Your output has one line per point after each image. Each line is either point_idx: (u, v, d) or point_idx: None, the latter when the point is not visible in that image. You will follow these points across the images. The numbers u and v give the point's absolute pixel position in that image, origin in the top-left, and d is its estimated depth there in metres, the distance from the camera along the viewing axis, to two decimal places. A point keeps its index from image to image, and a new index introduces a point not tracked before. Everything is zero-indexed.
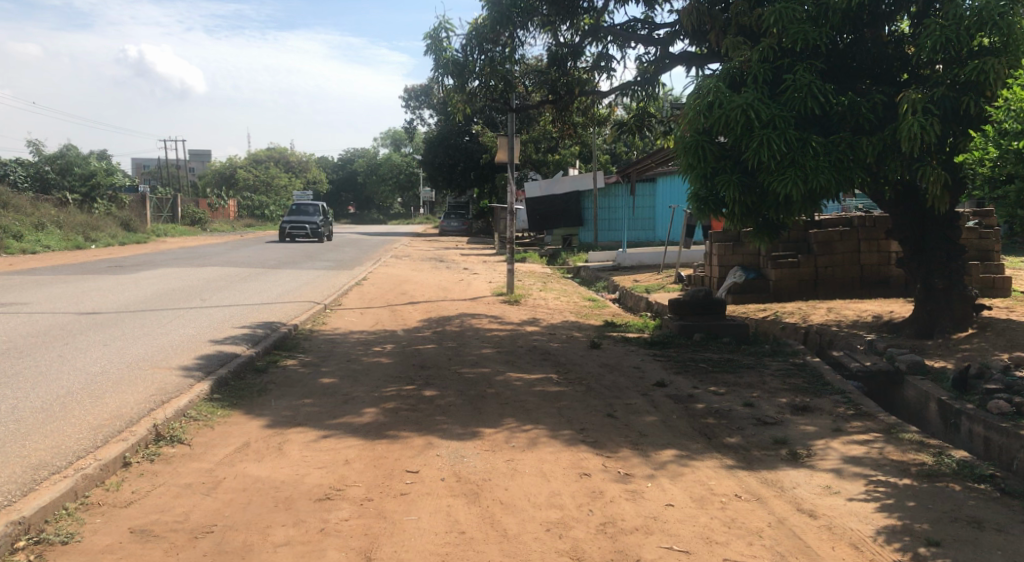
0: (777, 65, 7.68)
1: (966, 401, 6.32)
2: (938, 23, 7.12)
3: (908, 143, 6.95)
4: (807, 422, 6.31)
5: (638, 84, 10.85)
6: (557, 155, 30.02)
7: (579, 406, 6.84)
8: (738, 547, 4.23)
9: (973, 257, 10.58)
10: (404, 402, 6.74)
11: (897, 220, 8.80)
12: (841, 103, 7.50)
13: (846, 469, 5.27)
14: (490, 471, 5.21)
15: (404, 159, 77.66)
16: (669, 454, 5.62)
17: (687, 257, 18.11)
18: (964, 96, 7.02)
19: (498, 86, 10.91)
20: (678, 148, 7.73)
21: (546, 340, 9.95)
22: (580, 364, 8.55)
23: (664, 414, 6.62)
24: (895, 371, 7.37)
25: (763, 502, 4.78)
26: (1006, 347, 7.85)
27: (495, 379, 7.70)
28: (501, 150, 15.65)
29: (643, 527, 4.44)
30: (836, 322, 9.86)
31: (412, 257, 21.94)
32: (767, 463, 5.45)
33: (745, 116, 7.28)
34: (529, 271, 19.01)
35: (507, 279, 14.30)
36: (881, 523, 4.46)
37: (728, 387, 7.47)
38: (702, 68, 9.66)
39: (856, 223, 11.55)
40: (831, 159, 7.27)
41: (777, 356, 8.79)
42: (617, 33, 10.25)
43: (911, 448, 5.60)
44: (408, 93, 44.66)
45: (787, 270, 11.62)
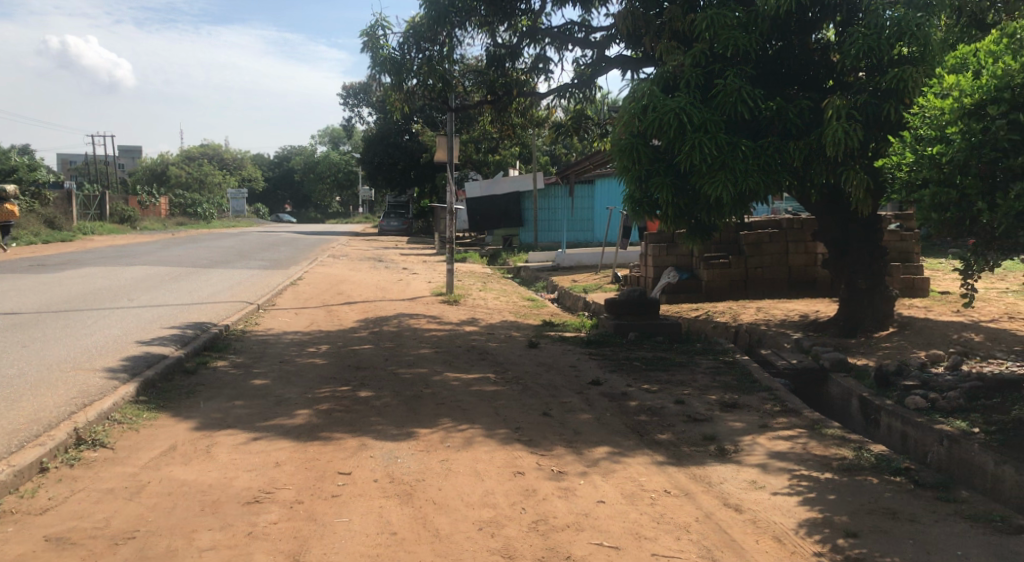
0: (710, 69, 7.84)
1: (884, 397, 6.57)
2: (861, 32, 7.35)
3: (832, 147, 7.22)
4: (735, 419, 6.48)
5: (575, 87, 11.02)
6: (498, 155, 30.09)
7: (516, 405, 6.87)
8: (666, 542, 4.31)
9: (893, 259, 10.95)
10: (338, 403, 6.68)
11: (823, 222, 9.10)
12: (770, 108, 7.72)
13: (771, 464, 5.43)
14: (424, 471, 5.21)
15: (342, 156, 76.69)
16: (603, 451, 5.70)
17: (624, 258, 18.41)
18: (884, 104, 7.25)
19: (437, 86, 10.73)
20: (614, 151, 7.91)
21: (483, 339, 9.98)
22: (517, 363, 8.60)
23: (598, 412, 6.71)
24: (819, 369, 7.63)
25: (692, 497, 4.89)
26: (923, 345, 8.17)
27: (432, 379, 7.69)
28: (441, 150, 15.64)
29: (574, 524, 4.50)
30: (765, 321, 10.16)
31: (350, 257, 21.67)
32: (696, 459, 5.58)
33: (678, 119, 7.43)
34: (470, 271, 18.99)
35: (445, 279, 14.19)
36: (803, 516, 4.60)
37: (660, 385, 7.61)
38: (637, 72, 9.82)
39: (785, 225, 11.84)
40: (759, 163, 7.50)
41: (708, 354, 9.00)
42: (554, 36, 10.35)
43: (832, 443, 5.78)
44: (346, 91, 44.16)
45: (720, 271, 11.87)
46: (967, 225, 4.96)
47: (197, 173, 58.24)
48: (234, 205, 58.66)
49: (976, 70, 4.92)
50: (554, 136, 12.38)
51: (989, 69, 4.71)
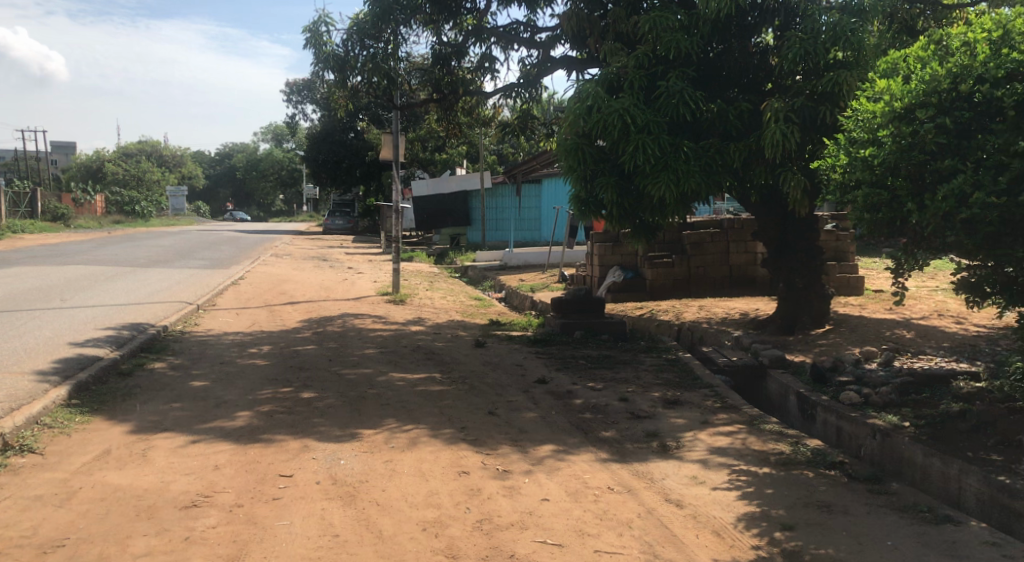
0: (653, 71, 7.95)
1: (820, 393, 6.75)
2: (797, 36, 7.52)
3: (770, 149, 7.38)
4: (677, 415, 6.58)
5: (521, 87, 11.04)
6: (445, 154, 29.99)
7: (461, 405, 6.86)
8: (609, 538, 4.35)
9: (830, 258, 11.26)
10: (280, 405, 6.58)
11: (762, 222, 9.30)
12: (711, 110, 7.86)
13: (711, 460, 5.53)
14: (367, 472, 5.16)
15: (286, 154, 75.51)
16: (547, 450, 5.73)
17: (570, 257, 18.53)
18: (820, 107, 7.43)
19: (381, 83, 10.72)
20: (560, 151, 7.95)
21: (429, 339, 9.94)
22: (463, 362, 8.59)
23: (543, 410, 6.74)
24: (759, 365, 7.80)
25: (634, 494, 4.95)
26: (858, 342, 8.42)
27: (377, 379, 7.63)
28: (387, 148, 15.53)
29: (518, 522, 4.51)
30: (707, 319, 10.34)
31: (294, 256, 21.35)
32: (639, 456, 5.65)
33: (622, 120, 7.51)
34: (417, 271, 18.87)
35: (391, 279, 14.10)
36: (741, 511, 4.70)
37: (605, 383, 7.68)
38: (582, 73, 9.89)
39: (726, 225, 12.08)
40: (701, 164, 7.62)
41: (652, 352, 9.12)
42: (500, 35, 10.36)
43: (770, 438, 5.92)
44: (288, 87, 43.44)
45: (663, 270, 12.03)
46: (896, 225, 5.11)
47: (135, 170, 56.71)
48: (173, 203, 57.29)
49: (905, 75, 5.08)
50: (500, 135, 12.41)
51: (918, 73, 4.87)
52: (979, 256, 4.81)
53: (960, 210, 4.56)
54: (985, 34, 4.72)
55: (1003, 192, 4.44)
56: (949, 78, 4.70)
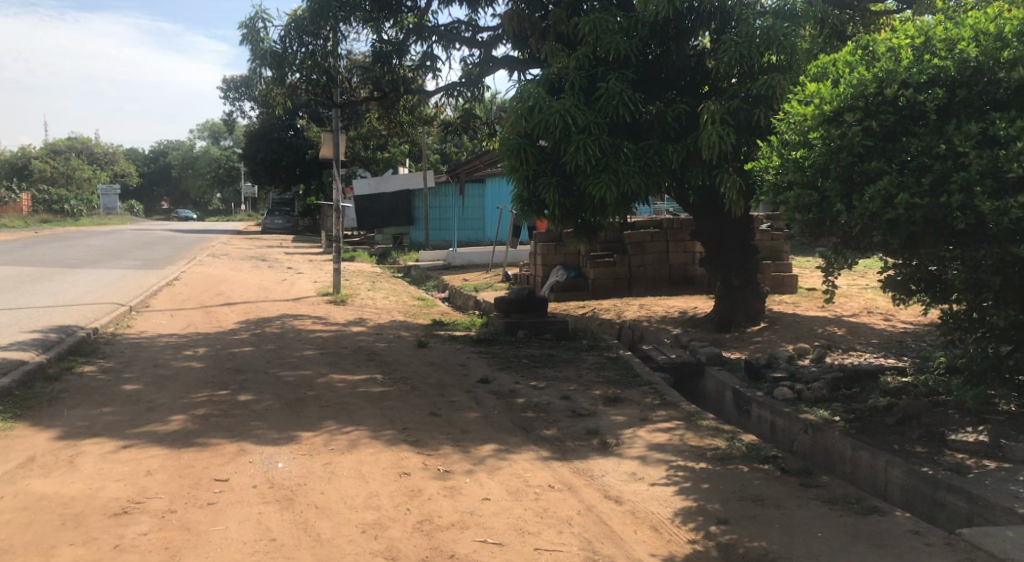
0: (593, 72, 8.02)
1: (755, 389, 6.91)
2: (733, 40, 7.68)
3: (707, 150, 7.52)
4: (617, 413, 6.66)
5: (463, 86, 11.02)
6: (387, 152, 29.75)
7: (403, 405, 6.82)
8: (549, 536, 4.37)
9: (765, 257, 11.53)
10: (216, 408, 6.44)
11: (700, 222, 9.48)
12: (650, 111, 7.97)
13: (650, 456, 5.61)
14: (306, 475, 5.09)
15: (224, 152, 73.93)
16: (489, 449, 5.74)
17: (513, 257, 18.59)
18: (755, 109, 7.60)
19: (320, 79, 10.74)
20: (502, 151, 7.97)
21: (370, 340, 9.86)
22: (405, 363, 8.54)
23: (485, 410, 6.75)
24: (697, 362, 7.95)
25: (574, 491, 4.99)
26: (791, 339, 8.64)
27: (317, 381, 7.53)
28: (327, 146, 15.34)
29: (458, 522, 4.50)
30: (648, 317, 10.48)
31: (232, 256, 20.92)
32: (580, 453, 5.70)
33: (563, 121, 7.56)
34: (359, 271, 18.68)
35: (332, 279, 13.93)
36: (679, 506, 4.78)
37: (547, 382, 7.73)
38: (523, 73, 9.93)
39: (665, 225, 12.27)
40: (640, 164, 7.73)
41: (594, 351, 9.21)
42: (441, 34, 10.33)
43: (707, 434, 6.04)
44: (225, 83, 42.52)
45: (605, 270, 12.16)
46: (827, 225, 5.26)
47: (64, 167, 54.84)
48: (104, 202, 55.55)
49: (834, 79, 5.23)
50: (442, 134, 12.38)
51: (846, 78, 5.01)
52: (904, 255, 4.98)
53: (886, 211, 4.70)
54: (909, 40, 4.88)
55: (926, 194, 4.60)
56: (875, 82, 4.85)
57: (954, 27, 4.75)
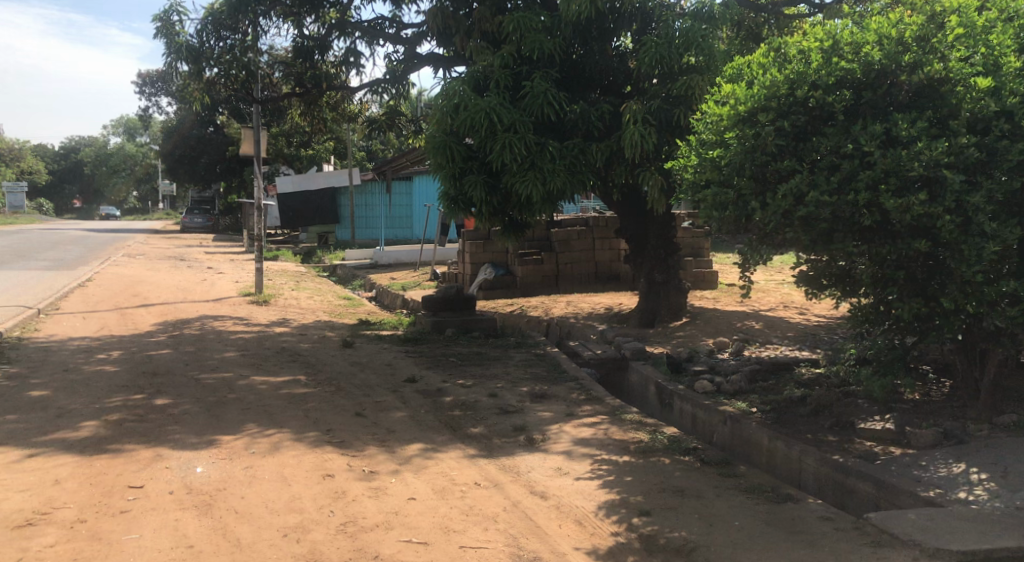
0: (517, 71, 8.05)
1: (678, 382, 7.06)
2: (654, 40, 7.82)
3: (630, 149, 7.64)
4: (544, 409, 6.71)
5: (387, 82, 10.91)
6: (311, 150, 29.24)
7: (327, 406, 6.72)
8: (474, 533, 4.37)
9: (687, 254, 11.81)
10: (130, 413, 6.22)
11: (625, 221, 9.65)
12: (574, 110, 8.05)
13: (575, 451, 5.67)
14: (225, 479, 4.97)
15: (140, 149, 71.46)
16: (415, 448, 5.70)
17: (441, 255, 18.53)
18: (675, 110, 7.76)
19: (239, 76, 10.47)
20: (427, 148, 7.93)
21: (294, 341, 9.68)
22: (330, 364, 8.42)
23: (412, 409, 6.71)
24: (621, 357, 8.09)
25: (500, 488, 5.01)
26: (712, 334, 8.86)
27: (238, 383, 7.36)
28: (248, 143, 15.00)
29: (383, 523, 4.46)
30: (574, 314, 10.59)
31: (149, 257, 20.25)
32: (506, 450, 5.72)
33: (488, 118, 7.56)
34: (282, 270, 18.32)
35: (254, 279, 13.62)
36: (603, 499, 4.84)
37: (475, 380, 7.73)
38: (448, 70, 9.89)
39: (592, 222, 12.44)
40: (565, 163, 7.81)
41: (521, 348, 9.26)
42: (365, 30, 10.21)
43: (631, 427, 6.14)
44: (141, 78, 41.08)
45: (532, 267, 12.23)
46: (743, 223, 5.41)
47: None
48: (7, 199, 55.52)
49: (749, 81, 5.37)
50: (367, 131, 12.25)
51: (759, 79, 5.16)
52: (816, 251, 5.16)
53: (798, 208, 4.86)
54: (818, 43, 5.05)
55: (835, 191, 4.77)
56: (787, 84, 5.01)
57: (858, 32, 4.93)
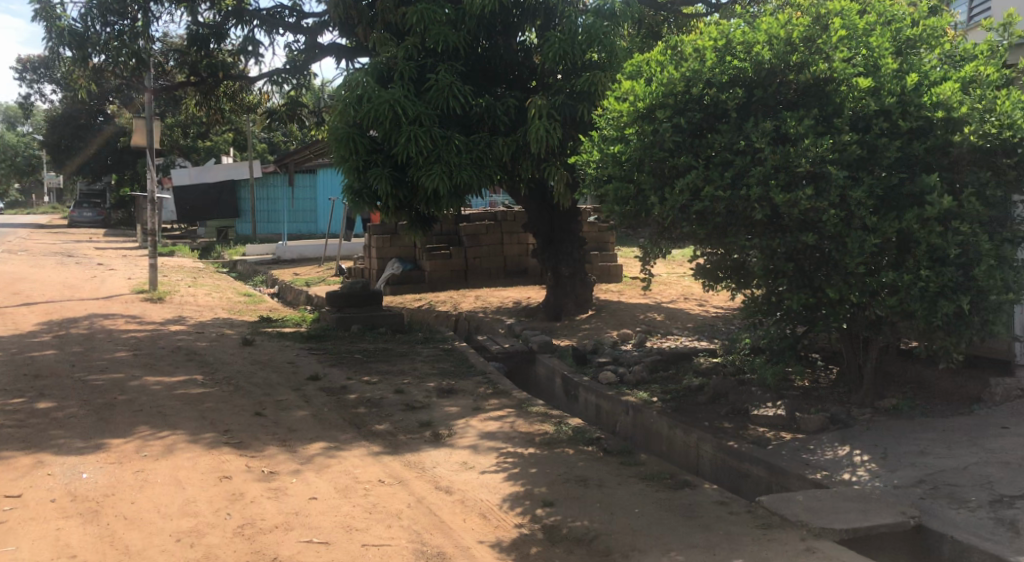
0: (421, 63, 7.97)
1: (583, 374, 7.17)
2: (557, 36, 7.87)
3: (536, 144, 7.69)
4: (451, 404, 6.69)
5: (287, 73, 10.63)
6: (210, 141, 28.25)
7: (225, 406, 6.50)
8: (377, 531, 4.31)
9: (593, 248, 11.99)
10: (9, 419, 5.86)
11: (531, 214, 9.68)
12: (479, 104, 8.03)
13: (481, 444, 5.68)
14: (114, 485, 4.74)
15: (22, 138, 67.50)
16: (317, 447, 5.59)
17: (347, 249, 18.24)
18: (579, 105, 7.84)
19: (129, 63, 9.99)
20: (330, 141, 7.77)
21: (191, 339, 9.33)
22: (229, 362, 8.16)
23: (315, 407, 6.57)
24: (528, 351, 8.15)
25: (405, 484, 4.96)
26: (616, 326, 9.02)
27: (130, 384, 7.04)
28: (140, 134, 14.37)
29: (282, 524, 4.35)
30: (482, 308, 10.60)
31: (32, 253, 19.16)
32: (411, 446, 5.67)
33: (393, 111, 7.46)
34: (179, 266, 17.65)
35: (148, 275, 13.06)
36: (508, 491, 4.86)
37: (380, 376, 7.64)
38: (351, 61, 9.72)
39: (499, 217, 12.47)
40: (471, 157, 7.79)
41: (428, 343, 9.21)
42: (263, 18, 9.92)
43: (537, 420, 6.19)
44: (22, 63, 38.76)
45: (440, 262, 12.16)
46: (643, 217, 5.52)
47: None
48: None
49: (648, 77, 5.48)
50: (267, 122, 11.92)
51: (658, 76, 5.26)
52: (712, 244, 5.31)
53: (694, 203, 4.98)
54: (712, 42, 5.19)
55: (729, 186, 4.92)
56: (683, 81, 5.14)
57: (750, 31, 5.10)
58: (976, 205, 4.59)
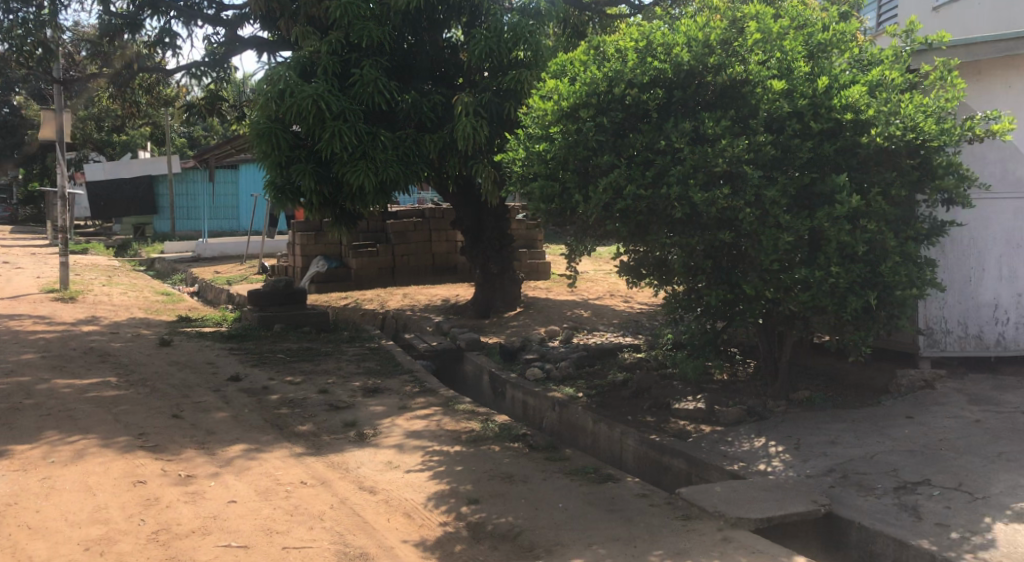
0: (345, 58, 7.85)
1: (510, 371, 7.19)
2: (483, 34, 7.87)
3: (462, 141, 7.67)
4: (376, 403, 6.62)
5: (206, 66, 10.32)
6: (125, 135, 27.27)
7: (140, 409, 6.29)
8: (298, 533, 4.23)
9: (521, 246, 12.03)
10: None
11: (460, 211, 9.62)
12: (405, 100, 7.96)
13: (406, 443, 5.64)
14: (18, 493, 4.53)
15: None
16: (237, 449, 5.46)
17: (270, 247, 17.86)
18: (506, 103, 7.85)
19: (36, 53, 9.54)
20: (251, 136, 7.59)
21: (104, 340, 8.99)
22: (145, 363, 7.89)
23: (235, 409, 6.41)
24: (456, 348, 8.13)
25: (328, 485, 4.88)
26: (543, 323, 9.08)
27: (37, 388, 6.74)
28: (49, 127, 13.76)
29: (199, 529, 4.23)
30: (409, 306, 10.53)
31: None
32: (335, 446, 5.59)
33: (316, 106, 7.33)
34: (92, 265, 16.98)
35: (58, 274, 12.52)
36: (433, 490, 4.84)
37: (304, 376, 7.50)
38: (273, 55, 9.52)
39: (427, 214, 12.39)
40: (397, 153, 7.72)
41: (354, 342, 9.09)
42: (180, 9, 9.62)
43: (463, 417, 6.18)
44: None
45: (367, 260, 12.02)
46: (568, 215, 5.56)
47: None
48: None
49: (572, 76, 5.52)
50: (185, 116, 11.58)
51: (581, 75, 5.31)
52: (635, 242, 5.39)
53: (617, 201, 5.04)
54: (634, 43, 5.26)
55: (651, 185, 5.01)
56: (605, 81, 5.19)
57: (670, 33, 5.19)
58: (882, 204, 4.79)
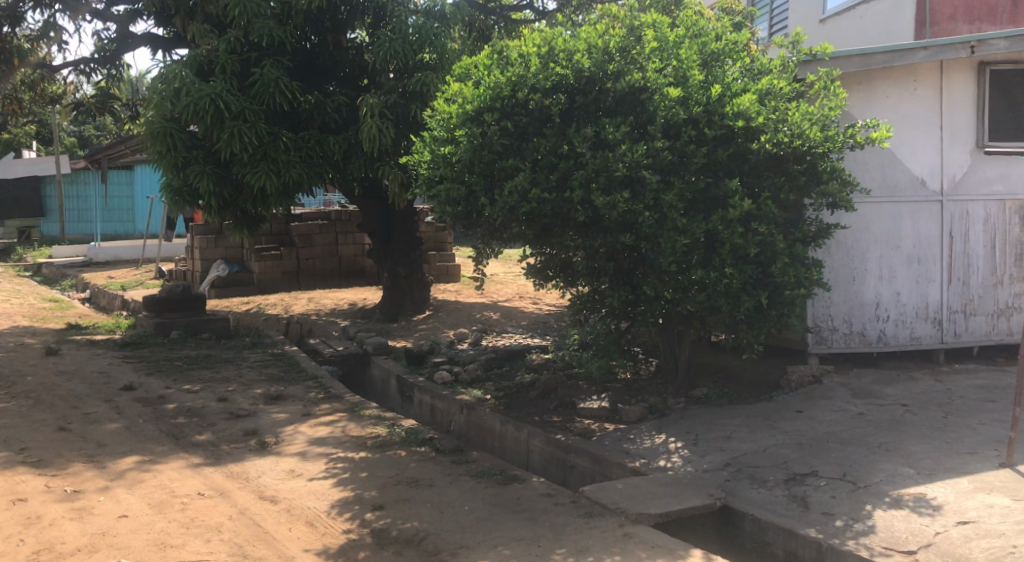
0: (245, 58, 7.65)
1: (418, 375, 7.16)
2: (387, 35, 7.80)
3: (368, 143, 7.60)
4: (279, 410, 6.47)
5: (96, 62, 9.90)
6: (8, 133, 25.78)
7: (23, 422, 5.95)
8: (194, 547, 4.09)
9: (430, 248, 11.98)
10: None
11: (366, 214, 9.51)
12: (308, 101, 7.82)
13: (310, 451, 5.53)
14: None
15: None
16: (130, 462, 5.23)
17: (168, 250, 17.20)
18: (411, 105, 7.81)
19: None
20: (145, 136, 7.32)
21: None
22: (30, 374, 7.48)
23: (128, 420, 6.15)
24: (362, 353, 8.03)
25: (226, 496, 4.74)
26: (452, 325, 9.06)
27: None
28: None
29: (85, 547, 4.04)
30: (315, 311, 10.34)
31: None
32: (235, 456, 5.43)
33: (214, 106, 7.13)
34: None
35: None
36: (336, 497, 4.77)
37: (203, 384, 7.26)
38: (168, 53, 9.18)
39: (334, 217, 12.19)
40: (300, 154, 7.58)
41: (256, 348, 8.86)
42: (66, 2, 9.17)
43: (369, 423, 6.11)
44: None
45: (270, 263, 11.74)
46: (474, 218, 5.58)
47: None
48: None
49: (476, 80, 5.54)
50: (72, 114, 11.05)
51: (485, 80, 5.34)
52: (539, 245, 5.46)
53: (521, 205, 5.10)
54: (536, 48, 5.33)
55: (554, 188, 5.08)
56: (509, 86, 5.24)
57: (572, 40, 5.27)
58: (773, 208, 5.00)
